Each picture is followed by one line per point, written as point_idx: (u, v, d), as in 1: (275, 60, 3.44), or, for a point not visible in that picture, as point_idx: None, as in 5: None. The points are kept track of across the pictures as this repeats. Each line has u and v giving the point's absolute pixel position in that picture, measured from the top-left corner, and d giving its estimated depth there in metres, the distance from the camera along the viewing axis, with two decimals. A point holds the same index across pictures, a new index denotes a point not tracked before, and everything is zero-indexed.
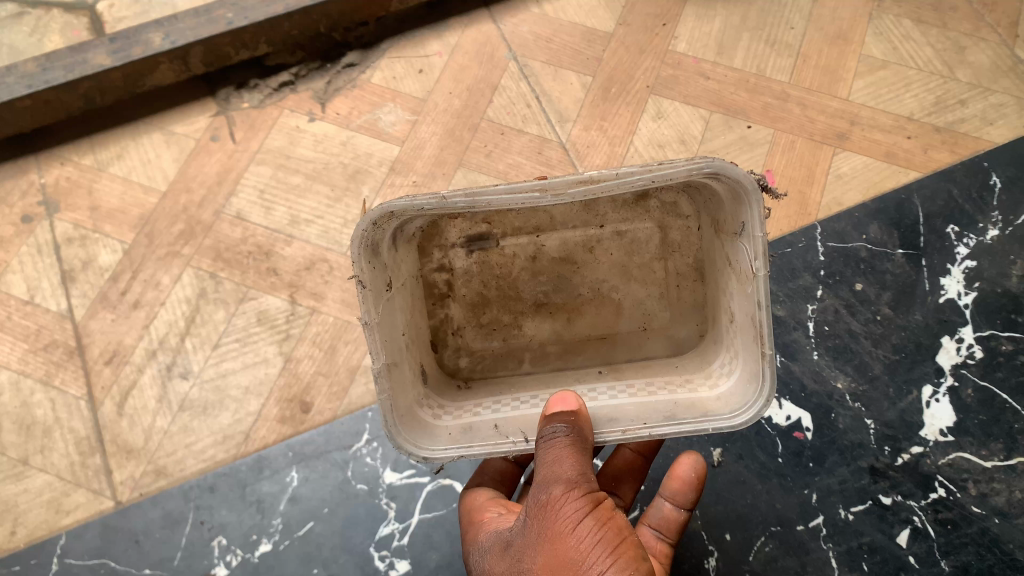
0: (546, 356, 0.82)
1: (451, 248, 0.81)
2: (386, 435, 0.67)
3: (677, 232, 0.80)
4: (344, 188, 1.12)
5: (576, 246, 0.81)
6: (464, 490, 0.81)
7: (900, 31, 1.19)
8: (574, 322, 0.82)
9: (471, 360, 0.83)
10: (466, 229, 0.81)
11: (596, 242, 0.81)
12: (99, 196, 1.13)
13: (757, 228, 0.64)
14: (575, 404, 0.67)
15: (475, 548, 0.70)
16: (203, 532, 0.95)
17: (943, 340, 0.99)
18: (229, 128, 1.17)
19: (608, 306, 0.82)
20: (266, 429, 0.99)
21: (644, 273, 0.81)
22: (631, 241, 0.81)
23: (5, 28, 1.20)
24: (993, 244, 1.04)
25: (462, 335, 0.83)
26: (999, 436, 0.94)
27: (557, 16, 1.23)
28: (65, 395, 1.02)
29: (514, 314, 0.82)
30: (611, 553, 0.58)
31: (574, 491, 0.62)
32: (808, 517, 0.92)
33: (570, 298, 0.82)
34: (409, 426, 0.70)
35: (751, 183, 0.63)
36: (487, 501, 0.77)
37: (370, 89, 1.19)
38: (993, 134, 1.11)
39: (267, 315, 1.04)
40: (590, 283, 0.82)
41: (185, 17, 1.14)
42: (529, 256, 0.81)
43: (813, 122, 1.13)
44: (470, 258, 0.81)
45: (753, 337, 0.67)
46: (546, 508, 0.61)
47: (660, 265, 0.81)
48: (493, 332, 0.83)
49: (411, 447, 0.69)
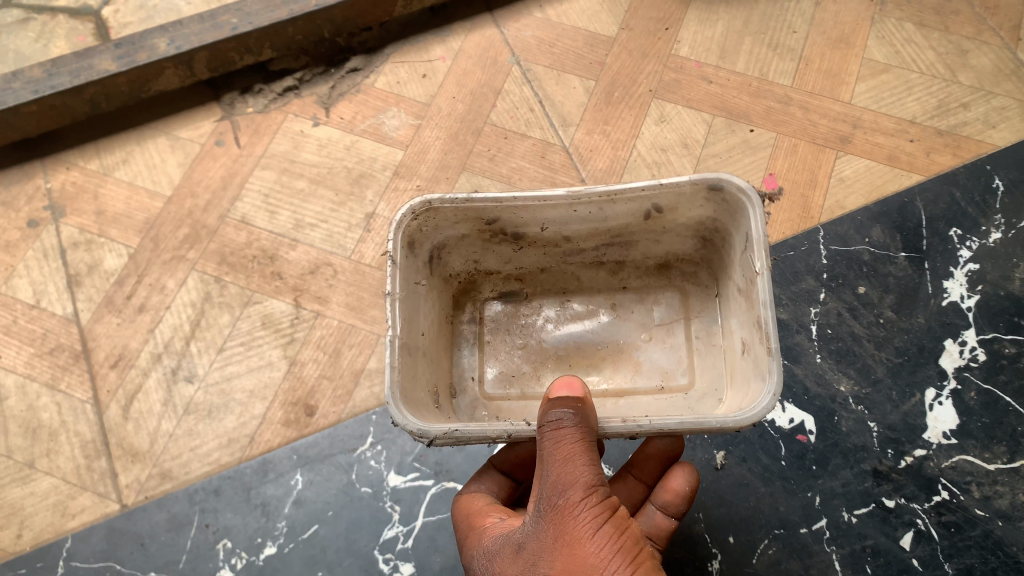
0: None
1: (483, 301, 0.86)
2: (388, 399, 0.65)
3: (697, 301, 0.83)
4: (348, 192, 1.12)
5: (599, 306, 0.85)
6: (457, 495, 0.81)
7: (902, 36, 1.19)
8: (592, 375, 0.82)
9: (485, 410, 0.80)
10: (500, 285, 0.86)
11: (619, 302, 0.85)
12: (105, 201, 1.14)
13: (757, 229, 0.69)
14: (582, 394, 0.65)
15: (480, 550, 0.68)
16: (208, 535, 0.95)
17: (946, 343, 0.99)
18: (234, 133, 1.17)
19: (628, 362, 0.82)
20: (271, 432, 0.99)
21: (664, 334, 0.83)
22: (652, 305, 0.84)
23: (11, 34, 1.21)
24: (995, 247, 1.04)
25: (480, 382, 0.82)
26: (1002, 439, 0.94)
27: (560, 21, 1.24)
28: (71, 399, 1.02)
29: (535, 364, 0.82)
30: (631, 561, 0.59)
31: (591, 496, 0.61)
32: (812, 520, 0.92)
33: (590, 352, 0.83)
34: (412, 405, 0.68)
35: (754, 194, 0.70)
36: (488, 507, 0.76)
37: (374, 93, 1.19)
38: (996, 137, 1.11)
39: (272, 319, 1.05)
40: (611, 339, 0.84)
41: (190, 22, 1.14)
42: (555, 313, 0.85)
43: (815, 126, 1.13)
44: (498, 310, 0.85)
45: (761, 344, 0.67)
46: (562, 512, 0.60)
47: (680, 329, 0.83)
48: (511, 382, 0.82)
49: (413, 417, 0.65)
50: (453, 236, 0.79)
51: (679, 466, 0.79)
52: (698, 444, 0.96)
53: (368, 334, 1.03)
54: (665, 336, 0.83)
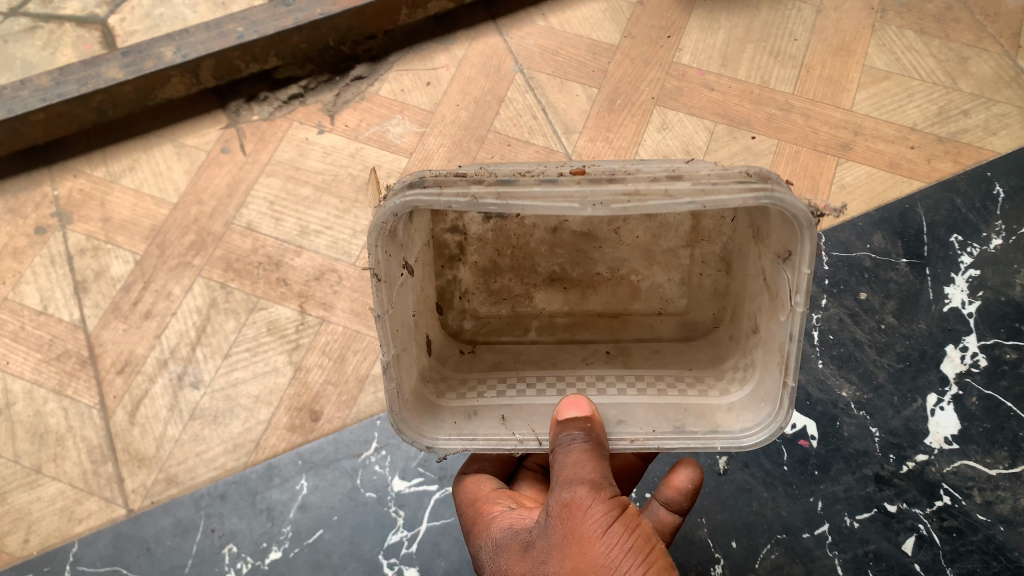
0: (554, 328, 0.82)
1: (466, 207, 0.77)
2: (392, 425, 0.67)
3: (708, 222, 0.77)
4: (353, 199, 1.13)
5: (601, 223, 0.78)
6: (457, 481, 0.79)
7: (903, 43, 1.21)
8: (587, 297, 0.81)
9: (476, 324, 0.82)
10: None
11: (623, 221, 0.78)
12: (112, 208, 1.15)
13: (804, 263, 0.59)
14: (588, 404, 0.67)
15: (489, 541, 0.68)
16: (213, 539, 0.95)
17: (947, 348, 0.99)
18: (239, 140, 1.18)
19: (625, 286, 0.81)
20: (276, 437, 1.00)
21: (668, 258, 0.80)
22: (659, 225, 0.78)
23: (19, 42, 1.22)
24: (996, 253, 1.05)
25: (468, 298, 0.82)
26: (1003, 444, 0.94)
27: (563, 29, 1.25)
28: (78, 405, 1.03)
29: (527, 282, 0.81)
30: (642, 560, 0.59)
31: (600, 495, 0.61)
32: (814, 525, 0.92)
33: (586, 275, 0.80)
34: (416, 409, 0.69)
35: (808, 220, 0.57)
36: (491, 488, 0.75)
37: (378, 101, 1.20)
38: (996, 143, 1.12)
39: (277, 325, 1.05)
40: (610, 262, 0.80)
41: (196, 31, 1.16)
42: (550, 228, 0.78)
43: (817, 133, 1.14)
44: (486, 224, 0.78)
45: (775, 362, 0.66)
46: (571, 509, 0.61)
47: (686, 253, 0.79)
48: (502, 299, 0.82)
49: (415, 436, 0.68)
50: None
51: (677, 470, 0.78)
52: (701, 449, 0.96)
53: (373, 340, 1.04)
54: (669, 259, 0.80)
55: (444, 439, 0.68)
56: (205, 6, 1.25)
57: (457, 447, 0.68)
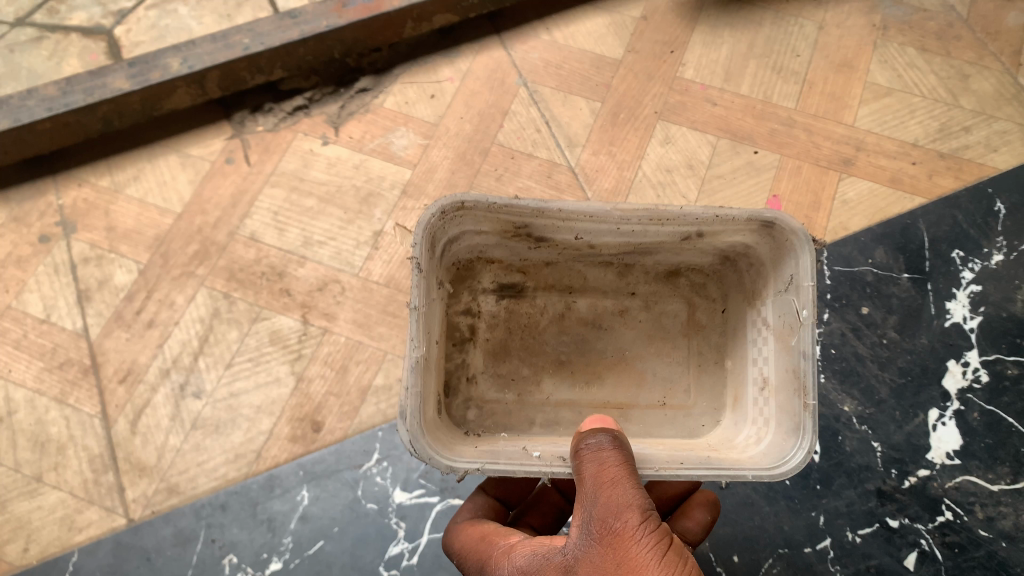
0: (558, 420, 0.78)
1: (481, 293, 0.82)
2: (409, 431, 0.60)
3: (704, 314, 0.82)
4: (356, 210, 1.14)
5: (605, 310, 0.83)
6: (582, 443, 0.62)
7: (905, 59, 1.23)
8: (592, 386, 0.80)
9: (479, 413, 0.78)
10: (500, 275, 0.82)
11: (625, 311, 0.83)
12: (116, 218, 1.15)
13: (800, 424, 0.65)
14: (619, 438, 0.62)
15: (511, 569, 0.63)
16: (215, 550, 0.95)
17: (948, 363, 1.00)
18: (244, 151, 1.19)
19: (629, 374, 0.81)
20: (278, 448, 0.99)
21: (663, 346, 0.82)
22: (659, 314, 0.83)
23: (25, 53, 1.23)
24: (998, 269, 1.05)
25: (475, 384, 0.79)
26: (1005, 460, 0.94)
27: (566, 43, 1.26)
28: (79, 413, 1.03)
29: (535, 370, 0.81)
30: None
31: (645, 519, 0.58)
32: (816, 539, 0.91)
33: (590, 359, 0.82)
34: (432, 438, 0.64)
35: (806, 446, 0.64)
36: (645, 516, 0.58)
37: (382, 114, 1.21)
38: (997, 160, 1.13)
39: (280, 335, 1.06)
40: (613, 347, 0.82)
41: (202, 43, 1.16)
42: (558, 314, 0.83)
43: (819, 148, 1.15)
44: (498, 305, 0.82)
45: (793, 391, 0.67)
46: (621, 537, 0.57)
47: (683, 343, 0.82)
48: (509, 384, 0.80)
49: (435, 454, 0.62)
50: (473, 233, 0.75)
51: (700, 496, 0.77)
52: None
53: (375, 351, 1.04)
54: (668, 349, 0.82)
55: (462, 461, 0.63)
56: (210, 17, 1.26)
57: (473, 465, 0.62)
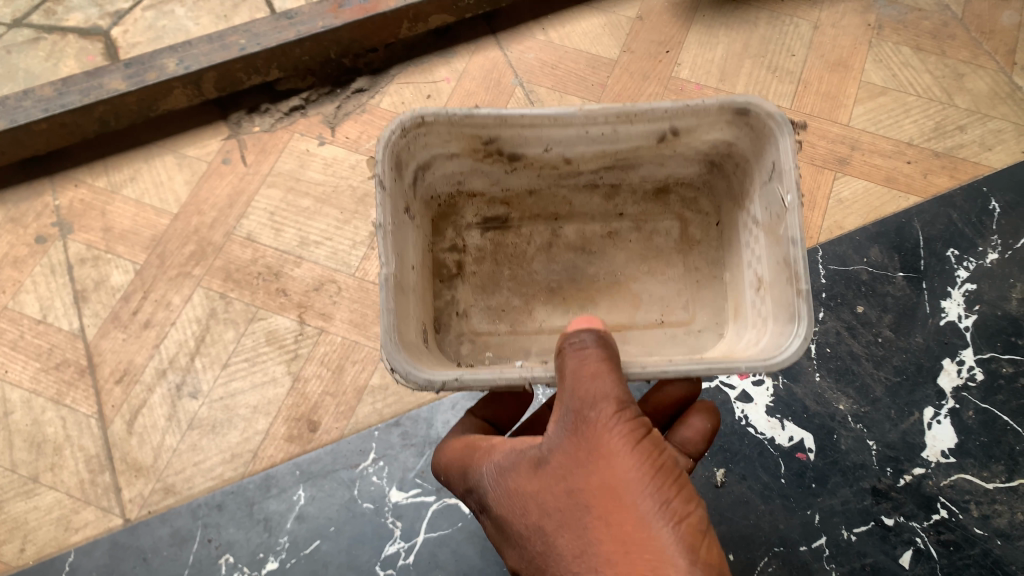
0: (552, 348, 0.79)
1: (465, 228, 0.84)
2: (384, 347, 0.60)
3: (696, 228, 0.84)
4: (353, 211, 1.14)
5: (594, 234, 0.85)
6: (566, 340, 0.62)
7: (900, 59, 1.23)
8: (586, 309, 0.81)
9: (473, 346, 0.79)
10: (483, 209, 0.84)
11: (616, 232, 0.85)
12: (113, 218, 1.15)
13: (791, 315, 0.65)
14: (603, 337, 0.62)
15: (490, 466, 0.63)
16: (211, 550, 0.95)
17: (943, 362, 1.00)
18: (241, 151, 1.19)
19: (624, 296, 0.82)
20: (274, 448, 1.00)
21: (661, 261, 0.83)
22: (650, 233, 0.84)
23: (22, 53, 1.23)
24: (992, 268, 1.06)
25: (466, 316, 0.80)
26: (999, 458, 0.94)
27: (562, 42, 1.27)
28: (76, 414, 1.03)
29: (527, 299, 0.82)
30: (674, 483, 0.55)
31: (622, 412, 0.58)
32: (811, 538, 0.91)
33: (581, 283, 0.83)
34: (411, 355, 0.64)
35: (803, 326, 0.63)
36: (620, 410, 0.58)
37: (379, 114, 1.21)
38: (992, 159, 1.14)
39: (276, 335, 1.06)
40: (607, 271, 0.83)
41: (199, 43, 1.16)
42: (546, 242, 0.84)
43: (814, 147, 1.15)
44: (484, 238, 0.84)
45: (786, 281, 0.67)
46: (592, 424, 0.57)
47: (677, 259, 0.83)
48: (502, 314, 0.81)
49: (411, 368, 0.61)
50: (443, 154, 0.78)
51: (701, 405, 0.71)
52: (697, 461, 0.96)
53: (371, 351, 1.04)
54: (662, 267, 0.83)
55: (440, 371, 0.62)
56: (207, 18, 1.26)
57: (450, 376, 0.61)
